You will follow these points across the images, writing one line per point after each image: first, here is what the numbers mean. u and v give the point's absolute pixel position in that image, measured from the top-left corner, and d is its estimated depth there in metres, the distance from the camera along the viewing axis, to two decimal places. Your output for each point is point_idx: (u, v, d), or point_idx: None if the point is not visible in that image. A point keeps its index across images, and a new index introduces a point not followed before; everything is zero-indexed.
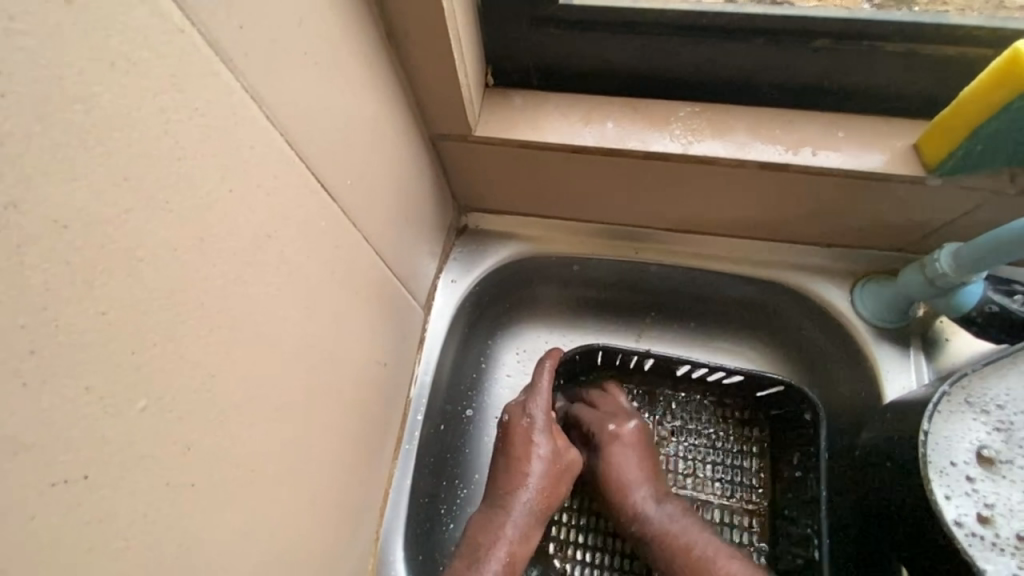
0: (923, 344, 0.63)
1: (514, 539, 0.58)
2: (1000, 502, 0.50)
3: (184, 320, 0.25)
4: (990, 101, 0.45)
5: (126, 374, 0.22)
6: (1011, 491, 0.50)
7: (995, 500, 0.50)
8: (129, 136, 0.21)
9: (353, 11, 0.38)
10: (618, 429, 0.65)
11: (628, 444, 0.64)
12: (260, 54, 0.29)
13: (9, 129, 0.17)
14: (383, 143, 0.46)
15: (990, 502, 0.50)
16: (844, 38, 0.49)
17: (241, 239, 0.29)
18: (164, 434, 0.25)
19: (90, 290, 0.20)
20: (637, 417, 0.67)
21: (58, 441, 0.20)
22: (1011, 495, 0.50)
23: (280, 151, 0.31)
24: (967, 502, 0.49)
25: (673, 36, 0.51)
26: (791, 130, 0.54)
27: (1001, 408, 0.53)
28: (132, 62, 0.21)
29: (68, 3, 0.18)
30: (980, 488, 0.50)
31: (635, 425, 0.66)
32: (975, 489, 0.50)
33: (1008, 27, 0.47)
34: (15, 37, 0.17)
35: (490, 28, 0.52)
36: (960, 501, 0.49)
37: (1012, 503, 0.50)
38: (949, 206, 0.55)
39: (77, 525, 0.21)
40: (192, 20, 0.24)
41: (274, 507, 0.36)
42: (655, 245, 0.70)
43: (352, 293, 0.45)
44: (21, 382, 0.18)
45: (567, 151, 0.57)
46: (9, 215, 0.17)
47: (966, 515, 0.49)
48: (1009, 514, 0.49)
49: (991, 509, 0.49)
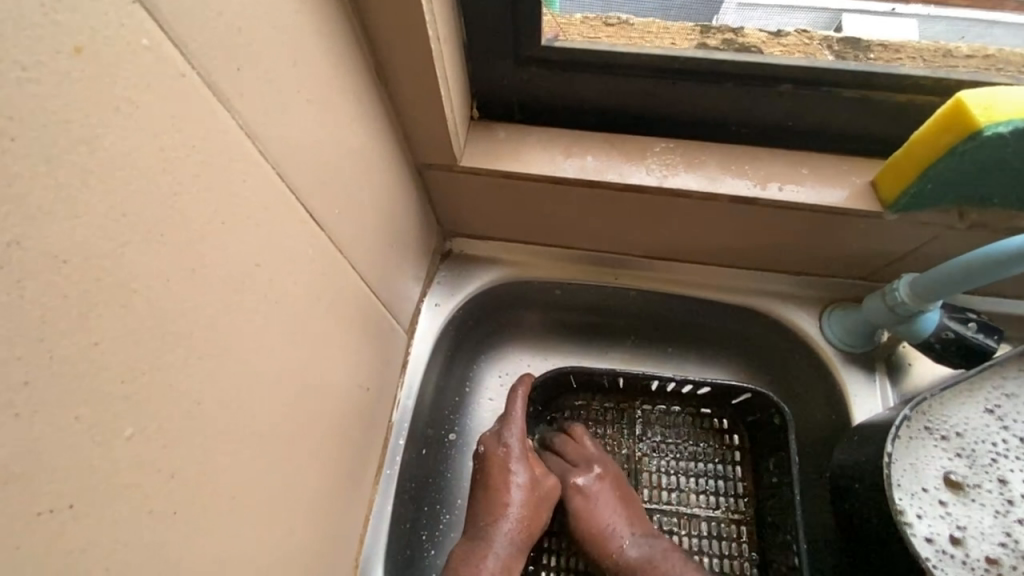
0: (887, 369, 0.66)
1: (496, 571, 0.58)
2: (972, 525, 0.53)
3: (173, 349, 0.26)
4: (937, 144, 0.48)
5: (116, 403, 0.23)
6: (983, 516, 0.53)
7: (967, 523, 0.53)
8: (129, 174, 0.22)
9: (345, 49, 0.39)
10: (583, 482, 0.64)
11: (595, 494, 0.64)
12: (256, 94, 0.30)
13: (18, 171, 0.18)
14: (370, 171, 0.48)
15: (963, 525, 0.52)
16: (804, 84, 0.53)
17: (231, 269, 0.30)
18: (149, 462, 0.25)
19: (84, 321, 0.21)
20: (602, 460, 0.66)
21: (44, 469, 0.20)
22: (983, 520, 0.53)
23: (271, 185, 0.33)
24: (940, 523, 0.52)
25: (648, 77, 0.54)
26: (759, 166, 0.57)
27: (960, 436, 0.55)
28: (134, 104, 0.22)
29: (78, 52, 0.20)
30: (952, 511, 0.53)
31: (600, 472, 0.65)
32: (948, 513, 0.53)
33: (952, 78, 0.51)
34: (28, 85, 0.18)
35: (476, 65, 0.55)
36: (932, 521, 0.52)
37: (984, 527, 0.52)
38: (907, 239, 0.58)
39: (60, 554, 0.21)
40: (193, 63, 0.25)
41: (253, 532, 0.36)
42: (633, 271, 0.72)
43: (337, 319, 0.46)
44: (15, 413, 0.19)
45: (547, 181, 0.59)
46: (13, 252, 0.18)
47: (939, 535, 0.52)
48: (980, 537, 0.52)
49: (963, 531, 0.52)
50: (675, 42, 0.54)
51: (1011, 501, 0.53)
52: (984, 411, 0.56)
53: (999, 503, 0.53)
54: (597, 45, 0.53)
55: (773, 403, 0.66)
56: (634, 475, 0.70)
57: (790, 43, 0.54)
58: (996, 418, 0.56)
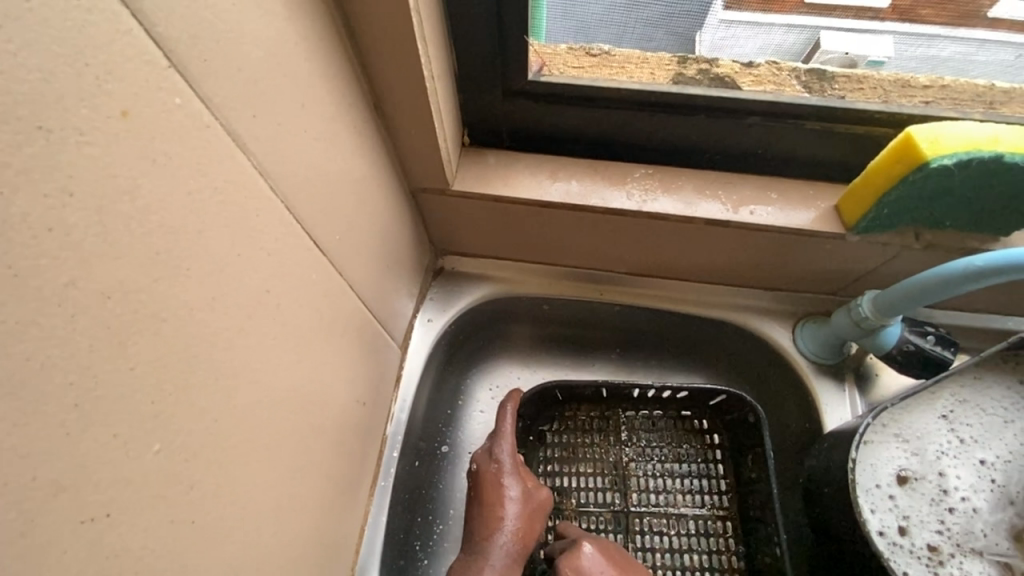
0: (857, 379, 0.70)
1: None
2: (915, 514, 0.57)
3: (195, 371, 0.29)
4: (890, 173, 0.52)
5: (146, 421, 0.25)
6: (922, 504, 0.57)
7: (911, 513, 0.57)
8: (162, 217, 0.25)
9: (347, 88, 0.43)
10: (573, 561, 0.57)
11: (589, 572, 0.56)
12: (269, 136, 0.33)
13: (75, 222, 0.21)
14: (369, 198, 0.51)
15: (908, 515, 0.57)
16: (772, 116, 0.57)
17: (246, 296, 0.33)
18: (173, 475, 0.28)
19: (123, 348, 0.24)
20: (596, 541, 0.60)
21: (88, 482, 0.23)
22: (923, 509, 0.57)
23: (281, 217, 0.36)
24: (889, 517, 0.57)
25: (628, 109, 0.58)
26: (731, 191, 0.61)
27: (919, 439, 0.59)
28: (169, 156, 0.25)
29: (124, 115, 0.23)
30: (900, 503, 0.57)
31: (591, 548, 0.58)
32: (896, 505, 0.57)
33: (904, 112, 0.56)
34: (84, 148, 0.21)
35: (467, 97, 0.58)
36: (883, 515, 0.57)
37: (924, 515, 0.57)
38: (869, 258, 0.62)
39: (98, 558, 0.24)
40: (216, 115, 0.28)
41: (261, 540, 0.38)
42: (618, 287, 0.76)
43: (337, 337, 0.48)
44: (67, 431, 0.21)
45: (535, 205, 0.62)
46: (69, 291, 0.21)
47: (888, 527, 0.56)
48: (922, 526, 0.57)
49: (908, 521, 0.57)
50: (653, 76, 0.58)
51: (945, 492, 0.58)
52: (939, 417, 0.60)
53: (935, 493, 0.58)
54: (580, 79, 0.57)
55: (747, 403, 0.69)
56: (623, 482, 0.72)
57: (761, 72, 0.58)
58: (949, 422, 0.60)
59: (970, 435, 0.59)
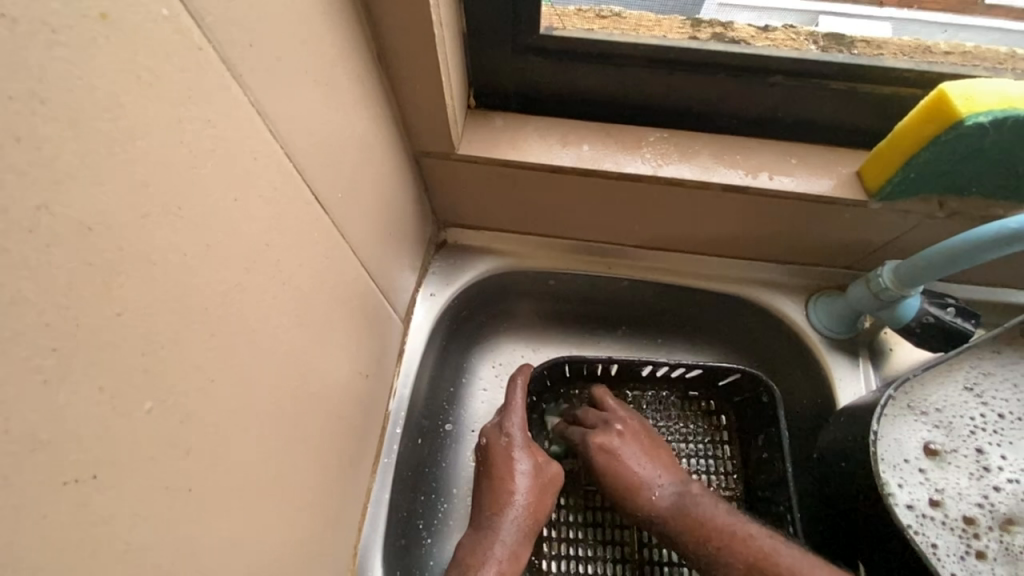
0: (871, 354, 0.69)
1: (503, 559, 0.58)
2: (949, 486, 0.55)
3: (189, 324, 0.26)
4: (920, 134, 0.49)
5: (135, 375, 0.23)
6: (960, 476, 0.56)
7: (944, 485, 0.55)
8: (149, 145, 0.22)
9: (349, 31, 0.39)
10: (605, 440, 0.65)
11: (619, 449, 0.64)
12: (266, 71, 0.30)
13: (47, 134, 0.18)
14: (371, 155, 0.48)
15: (942, 487, 0.55)
16: (794, 76, 0.55)
17: (244, 246, 0.30)
18: (167, 437, 0.25)
19: (107, 292, 0.21)
20: (623, 420, 0.67)
21: (70, 439, 0.20)
22: (960, 481, 0.56)
23: (280, 164, 0.33)
24: (919, 489, 0.55)
25: (644, 67, 0.55)
26: (750, 156, 0.59)
27: (939, 411, 0.58)
28: (155, 74, 0.22)
29: (104, 18, 0.19)
30: (931, 476, 0.56)
31: (620, 429, 0.65)
32: (927, 478, 0.55)
33: (933, 72, 0.53)
34: (55, 48, 0.18)
35: (474, 53, 0.55)
36: (913, 488, 0.55)
37: (961, 487, 0.55)
38: (889, 227, 0.60)
39: (82, 525, 0.21)
40: (209, 38, 0.25)
41: (260, 515, 0.36)
42: (626, 260, 0.73)
43: (339, 304, 0.46)
44: (44, 378, 0.19)
45: (545, 170, 0.59)
46: (43, 217, 0.18)
47: (918, 499, 0.55)
48: (957, 497, 0.55)
49: (941, 493, 0.55)
50: (667, 34, 0.55)
51: (987, 468, 0.56)
52: (963, 389, 0.59)
53: (975, 467, 0.56)
54: (593, 34, 0.54)
55: (761, 381, 0.67)
56: None
57: (778, 36, 0.55)
58: (975, 395, 0.59)
59: (1003, 411, 0.58)
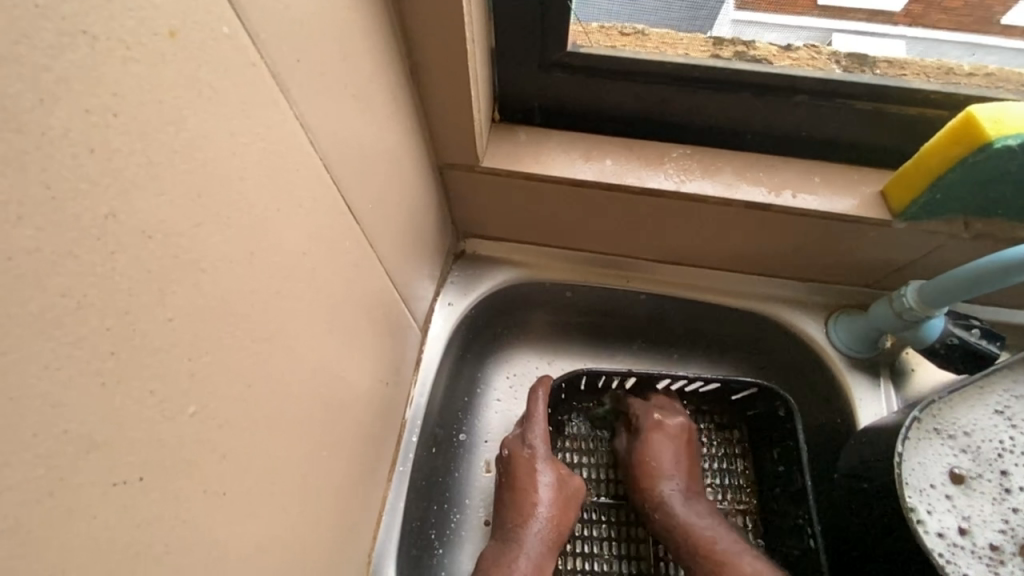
0: (892, 374, 0.68)
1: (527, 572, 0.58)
2: (976, 513, 0.54)
3: (231, 331, 0.26)
4: (947, 155, 0.50)
5: (182, 380, 0.23)
6: (983, 503, 0.55)
7: (971, 513, 0.54)
8: (206, 156, 0.23)
9: (386, 46, 0.40)
10: (664, 420, 0.67)
11: (669, 436, 0.66)
12: (312, 86, 0.31)
13: (118, 146, 0.19)
14: (400, 166, 0.49)
15: (968, 515, 0.54)
16: (818, 95, 0.55)
17: (284, 254, 0.31)
18: (207, 441, 0.26)
19: (162, 298, 0.22)
20: (682, 415, 0.69)
21: (122, 441, 0.21)
22: (984, 508, 0.55)
23: (319, 175, 0.33)
24: (948, 517, 0.54)
25: (669, 85, 0.56)
26: (773, 174, 0.59)
27: (967, 435, 0.57)
28: (214, 89, 0.23)
29: (172, 35, 0.20)
30: (958, 503, 0.55)
31: (680, 422, 0.68)
32: (954, 505, 0.54)
33: (960, 94, 0.54)
34: (129, 64, 0.19)
35: (502, 68, 0.56)
36: (942, 516, 0.54)
37: (986, 514, 0.54)
38: (913, 247, 0.60)
39: (128, 527, 0.21)
40: (263, 55, 0.26)
41: (285, 520, 0.36)
42: (644, 275, 0.73)
43: (365, 313, 0.46)
44: (102, 381, 0.19)
45: (567, 183, 0.60)
46: (109, 225, 0.19)
47: (948, 528, 0.53)
48: (983, 525, 0.54)
49: (968, 521, 0.54)
50: (689, 53, 0.55)
51: (1008, 490, 0.55)
52: (992, 413, 0.58)
53: (997, 491, 0.55)
54: (619, 51, 0.55)
55: (778, 394, 0.66)
56: None
57: (799, 56, 0.56)
58: (1005, 419, 0.57)
59: None
